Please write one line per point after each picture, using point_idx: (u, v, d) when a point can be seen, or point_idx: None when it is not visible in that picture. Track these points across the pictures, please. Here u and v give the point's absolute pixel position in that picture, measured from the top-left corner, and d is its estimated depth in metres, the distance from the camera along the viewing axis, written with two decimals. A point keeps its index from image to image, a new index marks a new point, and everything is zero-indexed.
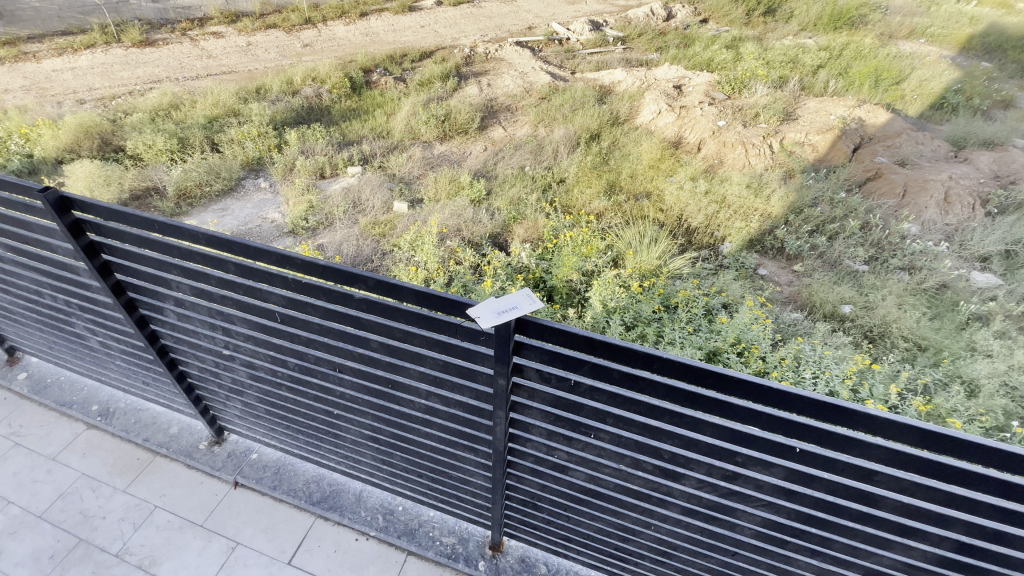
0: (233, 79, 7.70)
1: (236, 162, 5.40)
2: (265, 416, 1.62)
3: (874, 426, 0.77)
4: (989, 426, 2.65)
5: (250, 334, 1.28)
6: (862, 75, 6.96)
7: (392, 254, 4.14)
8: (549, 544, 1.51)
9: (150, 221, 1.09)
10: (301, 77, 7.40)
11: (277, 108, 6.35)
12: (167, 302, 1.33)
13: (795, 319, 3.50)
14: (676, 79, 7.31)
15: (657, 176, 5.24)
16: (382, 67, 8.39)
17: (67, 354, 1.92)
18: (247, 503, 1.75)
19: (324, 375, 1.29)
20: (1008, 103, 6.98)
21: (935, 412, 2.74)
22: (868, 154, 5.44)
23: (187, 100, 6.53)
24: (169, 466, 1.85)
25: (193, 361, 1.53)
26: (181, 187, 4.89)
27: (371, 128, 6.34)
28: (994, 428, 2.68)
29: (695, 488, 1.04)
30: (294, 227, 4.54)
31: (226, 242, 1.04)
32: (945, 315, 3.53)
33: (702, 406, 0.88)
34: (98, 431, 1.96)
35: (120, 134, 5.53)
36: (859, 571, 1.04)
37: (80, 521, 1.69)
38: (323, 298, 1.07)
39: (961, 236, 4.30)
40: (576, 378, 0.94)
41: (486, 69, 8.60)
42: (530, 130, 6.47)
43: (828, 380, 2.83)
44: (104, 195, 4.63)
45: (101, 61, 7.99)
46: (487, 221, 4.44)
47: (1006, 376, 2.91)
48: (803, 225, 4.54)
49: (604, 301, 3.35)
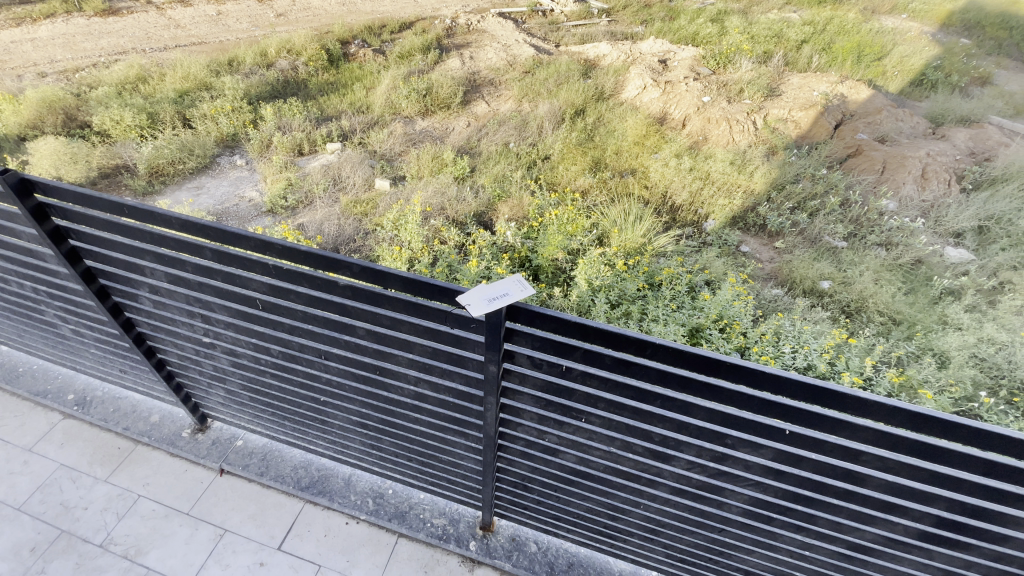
0: (203, 51, 7.37)
1: (210, 138, 5.21)
2: (249, 403, 1.58)
3: (865, 408, 0.78)
4: (958, 397, 2.76)
5: (230, 322, 1.24)
6: (845, 51, 6.97)
7: (374, 234, 4.07)
8: (539, 523, 1.53)
9: (119, 204, 1.03)
10: (275, 48, 7.11)
11: (252, 81, 6.11)
12: (141, 289, 1.27)
13: (776, 295, 3.55)
14: (661, 53, 7.21)
15: (642, 152, 5.21)
16: (360, 38, 8.10)
17: (39, 342, 1.85)
18: (234, 490, 1.73)
19: (309, 362, 1.26)
20: (986, 80, 7.06)
21: (908, 384, 2.83)
22: (849, 131, 5.47)
23: (155, 72, 6.24)
24: (151, 454, 1.82)
25: (172, 349, 1.48)
26: (153, 165, 4.71)
27: (349, 102, 6.15)
28: (964, 398, 2.78)
29: (684, 469, 1.05)
30: (273, 206, 4.42)
31: (201, 227, 0.99)
32: (919, 290, 3.62)
33: (694, 390, 0.87)
34: (76, 420, 1.91)
35: (85, 109, 5.27)
36: (841, 544, 1.07)
37: (61, 512, 1.66)
38: (306, 284, 1.03)
39: (937, 212, 4.38)
40: (568, 364, 0.93)
41: (468, 41, 8.36)
42: (514, 105, 6.35)
43: (806, 355, 2.89)
44: (72, 174, 4.45)
45: (62, 31, 7.57)
46: (471, 199, 4.37)
47: (975, 348, 3.01)
48: (785, 202, 4.57)
49: (590, 280, 3.36)
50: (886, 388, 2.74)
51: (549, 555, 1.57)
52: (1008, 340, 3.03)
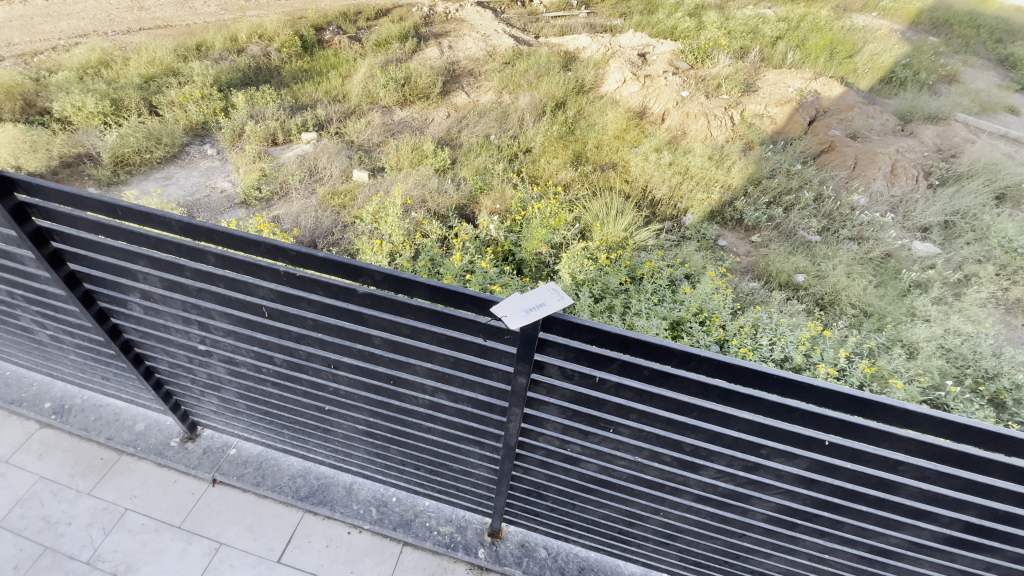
0: (169, 35, 7.05)
1: (179, 127, 4.99)
2: (245, 412, 1.51)
3: (909, 420, 0.77)
4: (926, 386, 2.86)
5: (230, 329, 1.17)
6: (818, 48, 7.10)
7: (353, 227, 3.95)
8: (550, 529, 1.50)
9: (111, 206, 0.95)
10: (246, 33, 6.83)
11: (222, 67, 5.86)
12: (132, 295, 1.19)
13: (753, 288, 3.61)
14: (640, 47, 7.21)
15: (623, 146, 5.21)
16: (335, 24, 7.86)
17: (11, 347, 1.73)
18: (228, 501, 1.66)
19: (316, 371, 1.20)
20: (951, 78, 7.27)
21: (879, 374, 2.91)
22: (823, 127, 5.58)
23: (118, 56, 5.93)
24: (138, 464, 1.73)
25: (162, 356, 1.39)
26: (118, 153, 4.48)
27: (325, 91, 5.96)
28: (932, 387, 2.88)
29: (712, 477, 1.04)
30: (246, 197, 4.26)
31: (205, 230, 0.92)
32: (889, 283, 3.72)
33: (733, 402, 0.85)
34: (54, 429, 1.80)
35: (43, 94, 4.97)
36: (864, 549, 1.08)
37: (42, 528, 1.56)
38: (320, 292, 0.97)
39: (905, 208, 4.50)
40: (602, 375, 0.90)
41: (447, 30, 8.20)
42: (494, 96, 6.27)
43: (784, 346, 2.93)
44: (30, 163, 4.20)
45: (16, 11, 7.14)
46: (452, 191, 4.29)
47: (942, 339, 3.11)
48: (761, 196, 4.64)
49: (573, 274, 3.34)
50: (859, 378, 2.80)
51: (559, 561, 1.55)
52: (972, 332, 3.15)
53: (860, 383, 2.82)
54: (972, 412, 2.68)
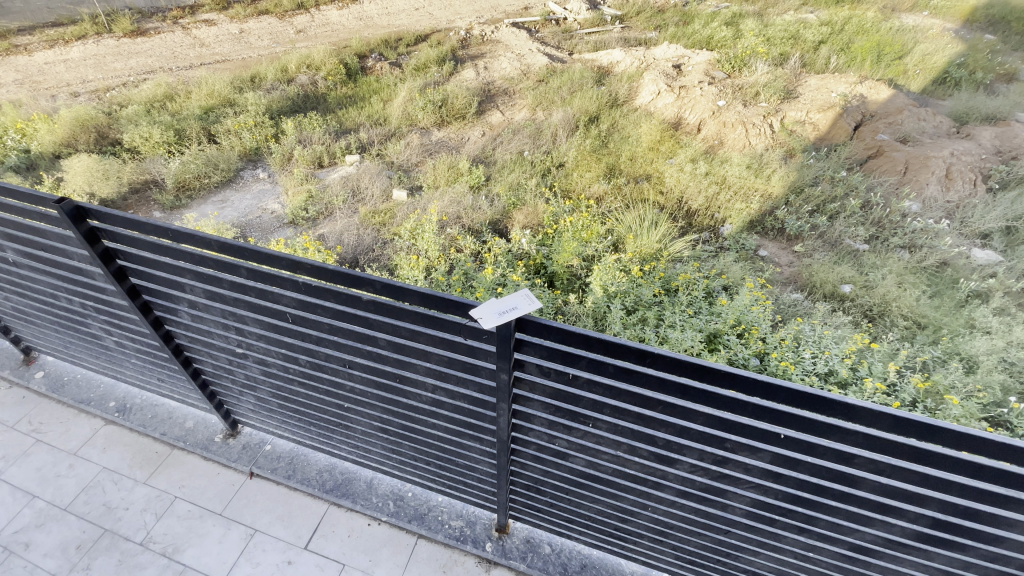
0: (227, 68, 7.66)
1: (234, 153, 5.41)
2: (277, 409, 1.68)
3: (853, 413, 0.83)
4: (986, 403, 2.70)
5: (262, 333, 1.33)
6: (863, 51, 6.90)
7: (392, 243, 4.17)
8: (553, 525, 1.58)
9: (163, 229, 1.14)
10: (296, 64, 7.33)
11: (273, 97, 6.31)
12: (181, 304, 1.38)
13: (795, 299, 3.54)
14: (675, 58, 7.23)
15: (657, 158, 5.24)
16: (377, 51, 8.29)
17: (83, 353, 1.99)
18: (263, 492, 1.83)
19: (333, 370, 1.35)
20: (1010, 77, 6.91)
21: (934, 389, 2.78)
22: (869, 132, 5.42)
23: (181, 90, 6.49)
24: (186, 458, 1.93)
25: (207, 359, 1.59)
26: (180, 179, 4.92)
27: (368, 115, 6.31)
28: (993, 404, 2.73)
29: (688, 471, 1.11)
30: (294, 218, 4.57)
31: (237, 248, 1.09)
32: (945, 293, 3.57)
33: (691, 396, 0.93)
34: (117, 426, 2.04)
35: (116, 127, 5.52)
36: (843, 546, 1.11)
37: (103, 512, 1.77)
38: (333, 299, 1.11)
39: (962, 214, 4.30)
40: (575, 372, 1.00)
41: (483, 52, 8.49)
42: (528, 114, 6.44)
43: (828, 359, 2.85)
44: (104, 190, 4.65)
45: (93, 52, 7.93)
46: (486, 208, 4.45)
47: (1004, 352, 2.95)
48: (803, 205, 4.55)
49: (605, 286, 3.40)
50: (910, 394, 2.68)
51: (562, 557, 1.62)
52: None
53: (912, 399, 2.70)
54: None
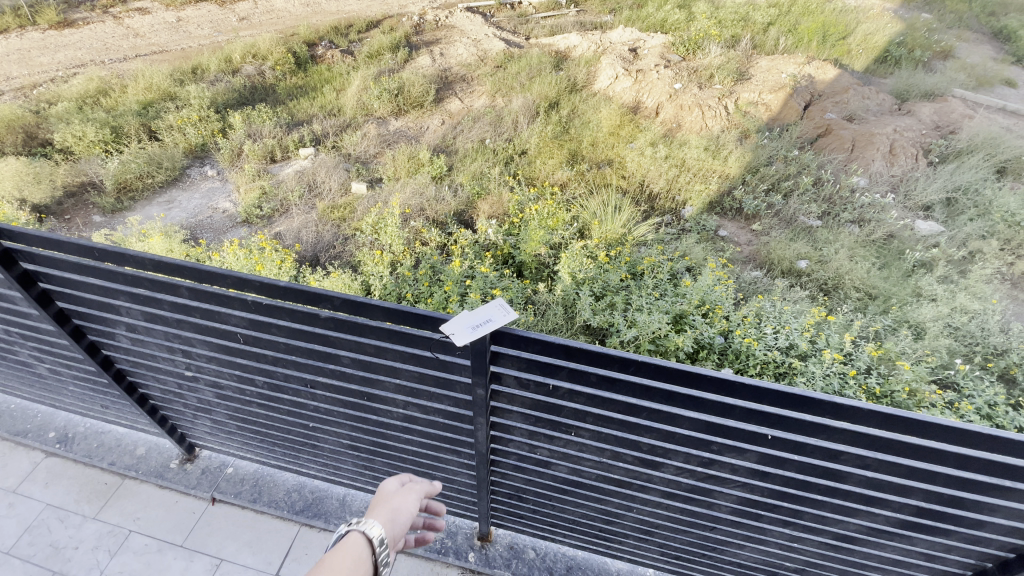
0: (166, 60, 7.18)
1: (178, 150, 5.07)
2: (237, 431, 1.57)
3: (842, 411, 0.81)
4: (935, 366, 2.83)
5: (211, 355, 1.22)
6: (810, 32, 7.07)
7: (353, 239, 4.01)
8: (536, 530, 1.55)
9: (88, 247, 1.01)
10: (240, 53, 6.93)
11: (217, 89, 5.94)
12: (118, 328, 1.25)
13: (755, 277, 3.59)
14: (631, 42, 7.22)
15: (618, 143, 5.22)
16: (327, 39, 7.93)
17: (15, 381, 1.81)
18: (227, 519, 1.72)
19: (295, 391, 1.25)
20: (947, 53, 7.21)
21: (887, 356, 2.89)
22: (818, 111, 5.56)
23: (116, 84, 6.03)
24: (140, 487, 1.79)
25: (154, 384, 1.46)
26: (120, 180, 4.59)
27: (320, 106, 6.03)
28: (941, 367, 2.87)
29: (674, 474, 1.09)
30: (247, 216, 4.34)
31: (176, 266, 0.98)
32: (892, 264, 3.70)
33: (675, 401, 0.90)
34: (59, 458, 1.87)
35: (45, 126, 5.08)
36: (828, 536, 1.11)
37: (51, 553, 1.63)
38: (287, 318, 1.01)
39: (906, 187, 4.47)
40: (555, 383, 0.94)
41: (438, 38, 8.24)
42: (487, 101, 6.30)
43: (788, 334, 2.91)
44: (36, 195, 4.30)
45: (16, 46, 7.30)
46: (450, 198, 4.33)
47: (949, 318, 3.09)
48: (759, 184, 4.63)
49: (573, 273, 3.37)
50: (866, 362, 2.77)
51: (547, 561, 1.59)
52: (979, 309, 3.13)
53: (867, 367, 2.79)
54: (982, 389, 2.67)
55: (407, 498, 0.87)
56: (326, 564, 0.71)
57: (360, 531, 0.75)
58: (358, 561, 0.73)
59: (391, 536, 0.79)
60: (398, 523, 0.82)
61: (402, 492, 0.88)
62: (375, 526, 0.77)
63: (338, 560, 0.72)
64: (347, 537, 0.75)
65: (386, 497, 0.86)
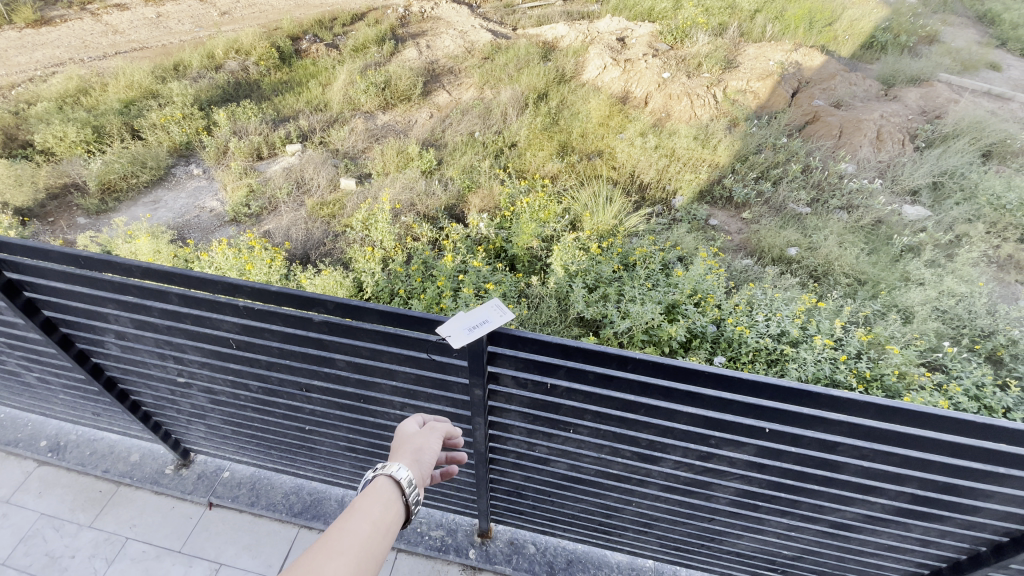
0: (147, 57, 7.04)
1: (162, 149, 4.99)
2: (232, 436, 1.55)
3: (838, 404, 0.82)
4: (923, 349, 2.87)
5: (204, 361, 1.21)
6: (797, 18, 7.06)
7: (344, 235, 3.97)
8: (536, 525, 1.55)
9: (73, 256, 0.99)
10: (222, 49, 6.80)
11: (200, 86, 5.84)
12: (107, 335, 1.23)
13: (746, 265, 3.60)
14: (619, 32, 7.18)
15: (608, 133, 5.20)
16: (311, 33, 7.80)
17: (4, 390, 1.78)
18: (225, 523, 1.71)
19: (290, 395, 1.24)
20: (932, 38, 7.25)
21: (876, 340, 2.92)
22: (806, 98, 5.58)
23: (97, 83, 5.90)
24: (135, 494, 1.78)
25: (146, 390, 1.44)
26: (104, 181, 4.51)
27: (306, 101, 5.94)
28: (929, 350, 2.91)
29: (672, 468, 1.09)
30: (236, 215, 4.28)
31: (165, 273, 0.96)
32: (881, 249, 3.73)
33: (673, 398, 0.90)
34: (52, 467, 1.85)
35: (24, 127, 4.97)
36: (824, 524, 1.12)
37: (47, 563, 1.61)
38: (281, 322, 1.00)
39: (893, 172, 4.50)
40: (553, 382, 0.94)
41: (424, 30, 8.14)
42: (475, 93, 6.25)
43: (780, 321, 2.93)
44: (18, 198, 4.21)
45: None
46: (440, 192, 4.30)
47: (936, 302, 3.13)
48: (749, 172, 4.64)
49: (566, 266, 3.37)
50: (856, 346, 2.80)
51: (548, 555, 1.60)
52: (966, 292, 3.17)
53: (857, 351, 2.82)
54: (970, 371, 2.71)
55: (429, 438, 0.84)
56: (357, 509, 0.70)
57: (386, 476, 0.74)
58: (388, 502, 0.72)
59: (419, 474, 0.77)
60: (423, 461, 0.80)
61: (424, 432, 0.85)
62: (402, 469, 0.75)
63: (368, 503, 0.71)
64: (375, 483, 0.73)
65: (406, 437, 0.82)
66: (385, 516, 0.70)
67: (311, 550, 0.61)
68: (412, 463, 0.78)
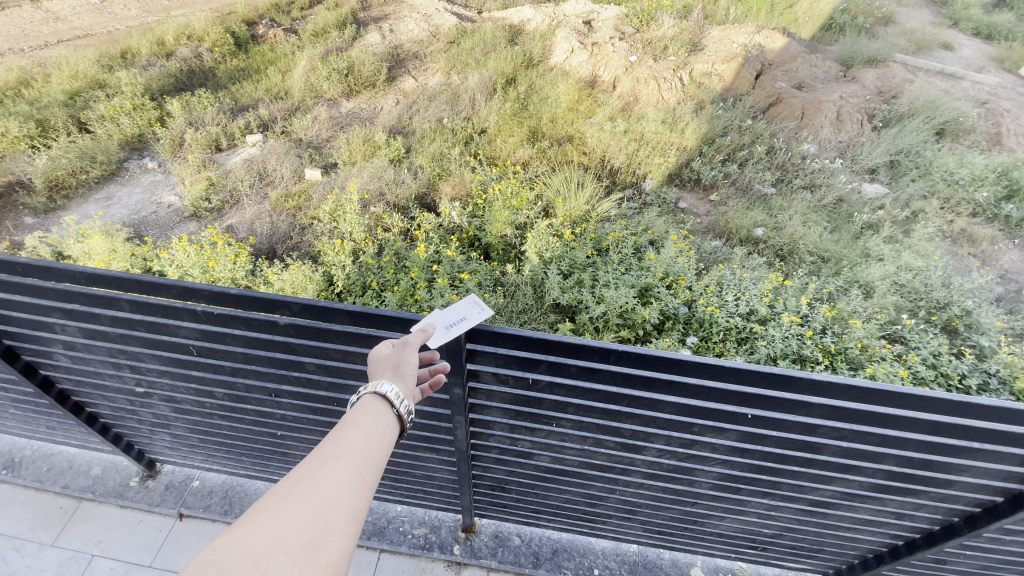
0: (91, 44, 6.61)
1: (113, 142, 4.71)
2: (199, 444, 1.48)
3: (819, 387, 0.82)
4: (884, 322, 2.98)
5: (164, 369, 1.14)
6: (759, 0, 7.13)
7: (311, 228, 3.84)
8: (520, 517, 1.54)
9: (10, 262, 0.92)
10: (173, 35, 6.44)
11: (151, 74, 5.52)
12: (55, 346, 1.15)
13: (715, 247, 3.64)
14: (585, 14, 7.11)
15: (577, 118, 5.17)
16: (268, 17, 7.46)
17: None
18: (198, 534, 1.64)
19: (259, 401, 1.19)
20: (887, 19, 7.43)
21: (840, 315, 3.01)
22: (769, 80, 5.65)
23: (37, 73, 5.51)
24: (99, 509, 1.69)
25: (102, 401, 1.35)
26: (51, 177, 4.23)
27: (266, 89, 5.70)
28: (888, 322, 3.02)
29: (655, 456, 1.09)
30: (195, 209, 4.08)
31: (113, 278, 0.89)
32: (842, 227, 3.83)
33: (657, 388, 0.89)
34: (6, 485, 1.74)
35: None
36: (804, 502, 1.15)
37: None
38: (243, 326, 0.94)
39: (853, 151, 4.61)
40: (534, 376, 0.92)
41: (387, 14, 7.88)
42: (442, 79, 6.11)
43: (748, 300, 2.98)
44: None
45: None
46: (410, 181, 4.20)
47: (895, 276, 3.24)
48: (716, 155, 4.69)
49: (540, 253, 3.34)
50: (821, 322, 2.88)
51: (533, 546, 1.60)
52: (922, 266, 3.29)
53: (822, 326, 2.90)
54: (927, 341, 2.81)
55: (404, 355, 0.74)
56: (349, 420, 0.66)
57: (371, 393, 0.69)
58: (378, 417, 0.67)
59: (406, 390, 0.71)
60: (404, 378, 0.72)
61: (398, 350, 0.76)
62: (385, 384, 0.69)
63: (358, 418, 0.67)
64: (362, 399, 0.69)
65: (380, 358, 0.74)
66: (378, 425, 0.66)
67: (309, 455, 0.59)
68: (395, 376, 0.71)
